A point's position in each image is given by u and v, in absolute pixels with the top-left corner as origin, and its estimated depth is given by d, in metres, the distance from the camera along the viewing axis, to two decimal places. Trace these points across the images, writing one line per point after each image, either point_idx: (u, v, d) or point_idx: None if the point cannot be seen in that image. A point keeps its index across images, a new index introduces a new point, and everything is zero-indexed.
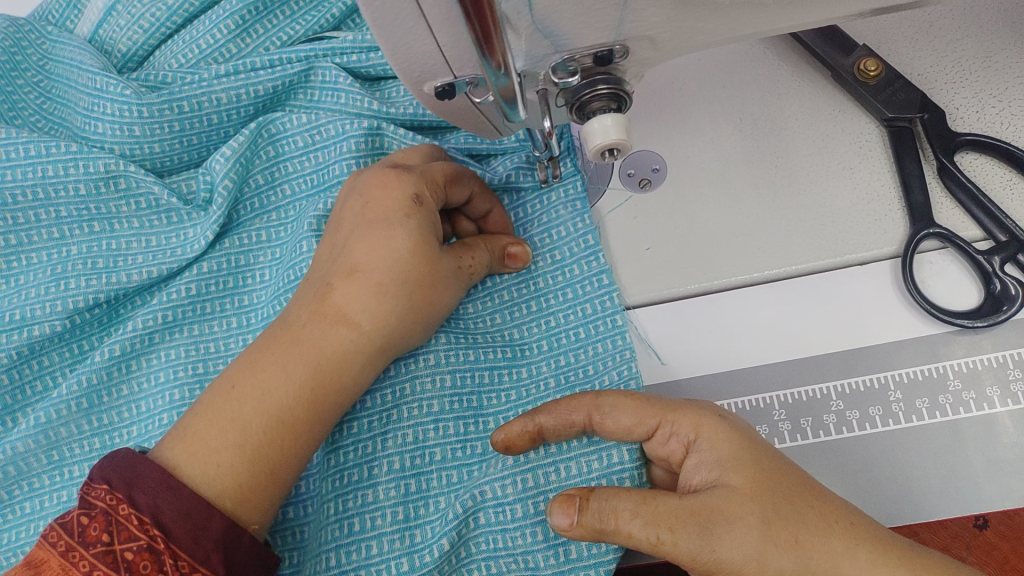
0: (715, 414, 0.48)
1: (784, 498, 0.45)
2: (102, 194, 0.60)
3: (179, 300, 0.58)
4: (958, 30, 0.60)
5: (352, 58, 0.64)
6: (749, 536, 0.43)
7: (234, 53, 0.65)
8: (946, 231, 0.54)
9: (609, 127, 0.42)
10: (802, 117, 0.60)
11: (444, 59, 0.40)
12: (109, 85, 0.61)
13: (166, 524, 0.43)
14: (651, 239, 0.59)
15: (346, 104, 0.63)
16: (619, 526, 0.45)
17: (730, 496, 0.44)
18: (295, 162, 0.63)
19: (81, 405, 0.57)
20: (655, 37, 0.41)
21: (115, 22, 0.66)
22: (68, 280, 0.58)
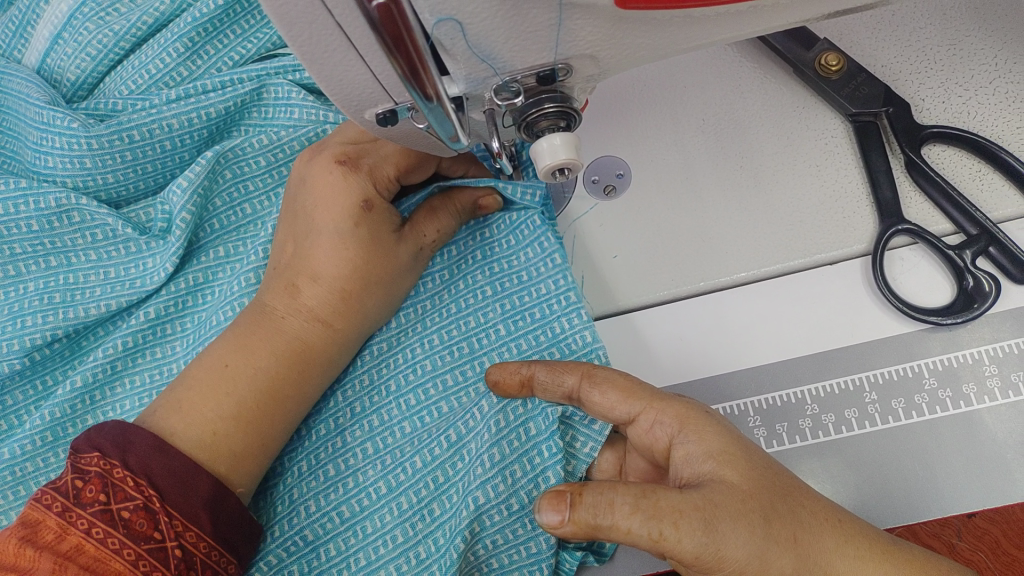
0: (700, 408, 0.47)
1: (781, 497, 0.43)
2: (56, 229, 0.60)
3: (140, 326, 0.58)
4: (920, 19, 0.59)
5: (305, 74, 0.64)
6: (750, 534, 0.41)
7: (185, 76, 0.64)
8: (915, 227, 0.53)
9: (558, 147, 0.41)
10: (765, 115, 0.59)
11: (382, 87, 0.39)
12: (56, 118, 0.59)
13: (157, 483, 0.46)
14: (618, 246, 0.58)
15: (301, 118, 0.62)
16: (616, 520, 0.42)
17: (730, 493, 0.42)
18: (258, 180, 0.62)
19: (48, 441, 0.56)
20: (597, 54, 0.40)
21: (62, 50, 0.65)
22: (25, 318, 0.58)
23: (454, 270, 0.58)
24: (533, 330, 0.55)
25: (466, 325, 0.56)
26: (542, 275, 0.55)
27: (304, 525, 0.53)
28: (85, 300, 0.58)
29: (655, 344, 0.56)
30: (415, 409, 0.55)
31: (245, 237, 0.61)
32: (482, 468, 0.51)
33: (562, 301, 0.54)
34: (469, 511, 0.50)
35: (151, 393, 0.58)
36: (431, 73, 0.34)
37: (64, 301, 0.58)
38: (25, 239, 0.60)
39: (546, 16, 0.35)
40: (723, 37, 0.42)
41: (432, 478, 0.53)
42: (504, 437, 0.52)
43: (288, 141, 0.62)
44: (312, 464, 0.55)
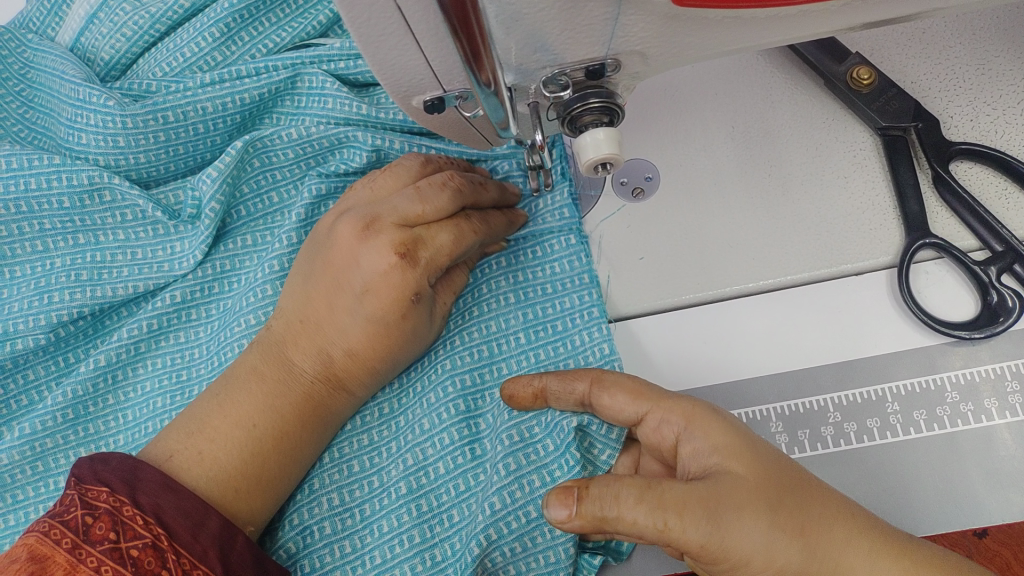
0: (707, 406, 0.47)
1: (788, 488, 0.43)
2: (86, 207, 0.60)
3: (165, 309, 0.58)
4: (951, 38, 0.60)
5: (339, 66, 0.63)
6: (756, 525, 0.42)
7: (219, 61, 0.64)
8: (942, 241, 0.54)
9: (601, 141, 0.41)
10: (795, 126, 0.60)
11: (433, 74, 0.40)
12: (91, 96, 0.60)
13: (167, 522, 0.45)
14: (645, 248, 0.59)
15: (334, 109, 0.61)
16: (622, 512, 0.42)
17: (737, 486, 0.43)
18: (285, 170, 0.62)
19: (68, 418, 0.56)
20: (645, 51, 0.40)
21: (97, 30, 0.65)
22: (51, 294, 0.58)
23: (482, 284, 0.58)
24: (553, 341, 0.56)
25: (488, 330, 0.57)
26: (567, 287, 0.57)
27: (322, 518, 0.53)
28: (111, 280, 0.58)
29: (678, 345, 0.56)
30: (435, 407, 0.55)
31: (271, 225, 0.62)
32: (499, 477, 0.52)
33: (586, 315, 0.56)
34: (484, 519, 0.51)
35: (171, 375, 0.58)
36: (492, 57, 0.37)
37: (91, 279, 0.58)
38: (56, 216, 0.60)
39: (601, 10, 0.36)
40: (767, 41, 0.42)
41: (452, 485, 0.53)
42: (521, 447, 0.53)
43: (318, 136, 0.60)
44: (334, 458, 0.55)
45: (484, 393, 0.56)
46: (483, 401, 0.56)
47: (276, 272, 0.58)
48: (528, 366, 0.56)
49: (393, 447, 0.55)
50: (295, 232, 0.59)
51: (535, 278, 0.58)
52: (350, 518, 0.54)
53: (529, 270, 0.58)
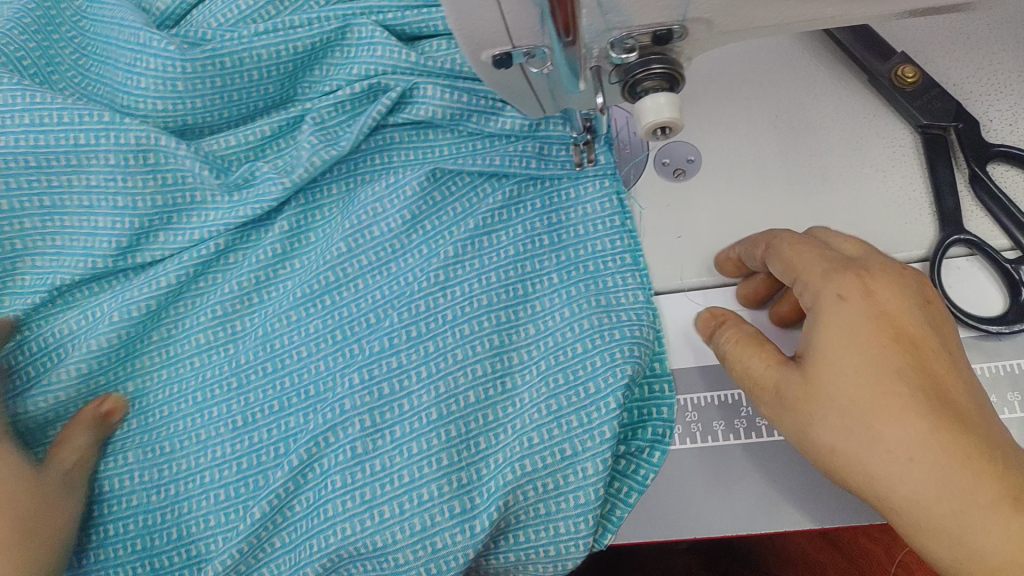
0: (860, 283, 0.43)
1: (914, 376, 0.41)
2: (132, 165, 0.60)
3: (210, 255, 0.60)
4: (995, 44, 0.61)
5: (388, 16, 0.64)
6: (906, 426, 0.39)
7: (274, 14, 0.66)
8: (974, 238, 0.55)
9: (663, 105, 0.43)
10: (837, 119, 0.62)
11: (506, 28, 0.41)
12: (152, 40, 0.61)
13: None
14: (683, 226, 0.61)
15: (382, 57, 0.62)
16: (848, 294, 0.43)
17: (837, 370, 0.42)
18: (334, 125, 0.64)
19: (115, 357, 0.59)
20: (712, 19, 0.42)
21: None
22: (101, 240, 0.59)
23: (520, 227, 0.60)
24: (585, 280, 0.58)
25: (524, 270, 0.59)
26: (599, 229, 0.60)
27: (355, 438, 0.55)
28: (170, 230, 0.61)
29: None
30: (468, 337, 0.56)
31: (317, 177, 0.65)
32: (539, 416, 0.54)
33: (617, 261, 0.58)
34: (526, 448, 0.53)
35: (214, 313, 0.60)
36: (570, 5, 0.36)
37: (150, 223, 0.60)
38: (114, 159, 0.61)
39: None
40: (826, 19, 0.44)
41: (481, 415, 0.55)
42: (561, 382, 0.55)
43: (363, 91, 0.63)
44: (360, 379, 0.56)
45: (518, 329, 0.58)
46: (516, 336, 0.57)
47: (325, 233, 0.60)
48: (563, 308, 0.57)
49: (423, 370, 0.56)
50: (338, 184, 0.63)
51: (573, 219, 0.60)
52: (377, 440, 0.55)
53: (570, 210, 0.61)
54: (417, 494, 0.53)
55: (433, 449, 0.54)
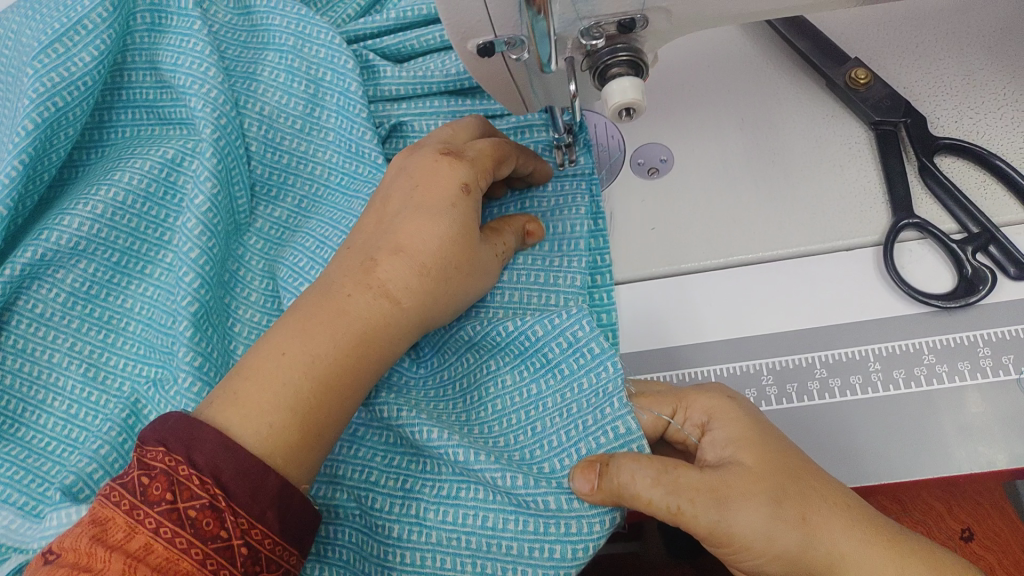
0: (725, 397, 0.53)
1: (794, 481, 0.49)
2: (99, 235, 0.64)
3: (86, 354, 0.63)
4: (941, 50, 0.66)
5: (383, 74, 0.70)
6: (761, 513, 0.47)
7: (254, 24, 0.71)
8: (922, 221, 0.59)
9: (628, 88, 0.48)
10: (798, 121, 0.66)
11: (488, 17, 0.46)
12: (190, 43, 0.66)
13: (224, 482, 0.46)
14: (655, 219, 0.65)
15: (354, 95, 0.68)
16: (640, 492, 0.49)
17: (743, 473, 0.49)
18: (309, 160, 0.68)
19: (83, 357, 0.63)
20: (670, 8, 0.46)
21: (183, 26, 0.67)
22: (75, 339, 0.63)
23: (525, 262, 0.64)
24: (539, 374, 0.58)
25: (515, 298, 0.62)
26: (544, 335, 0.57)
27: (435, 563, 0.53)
28: (130, 290, 0.65)
29: (696, 306, 0.62)
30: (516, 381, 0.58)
31: (310, 210, 0.68)
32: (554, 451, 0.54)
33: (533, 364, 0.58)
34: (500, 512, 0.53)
35: (83, 364, 0.63)
36: None
37: (126, 267, 0.65)
38: (117, 156, 0.67)
39: None
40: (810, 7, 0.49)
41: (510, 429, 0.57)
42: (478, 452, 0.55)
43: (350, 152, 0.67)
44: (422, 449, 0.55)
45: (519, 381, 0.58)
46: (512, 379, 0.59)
47: (296, 128, 0.69)
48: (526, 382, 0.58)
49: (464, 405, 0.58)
50: (322, 226, 0.66)
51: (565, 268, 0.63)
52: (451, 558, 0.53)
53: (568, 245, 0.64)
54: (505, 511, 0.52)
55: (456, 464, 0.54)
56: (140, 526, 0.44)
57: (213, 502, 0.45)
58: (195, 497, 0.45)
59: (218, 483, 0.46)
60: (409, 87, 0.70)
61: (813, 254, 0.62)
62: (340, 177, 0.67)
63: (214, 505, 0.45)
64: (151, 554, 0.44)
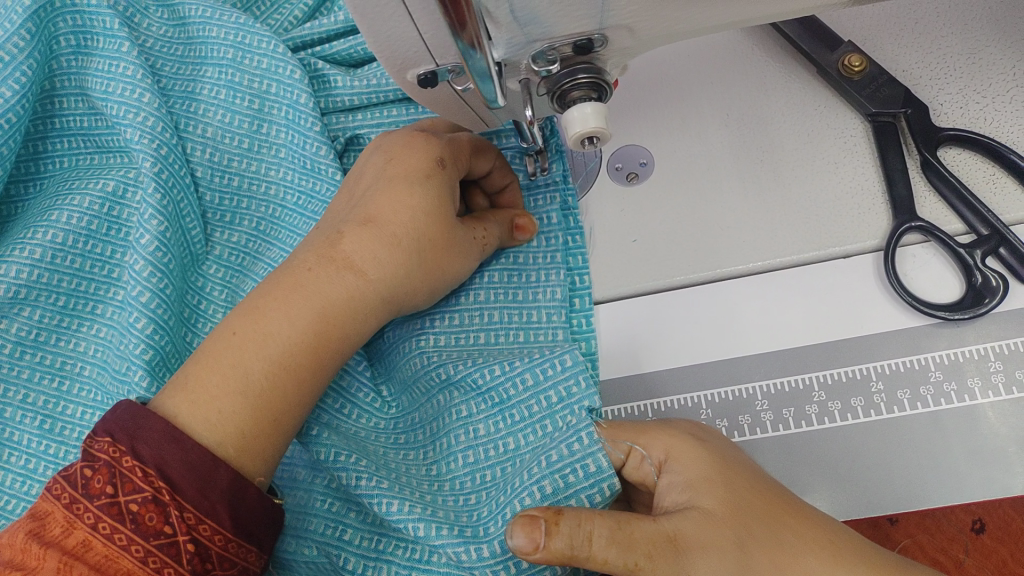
0: (688, 436, 0.48)
1: (758, 522, 0.44)
2: (43, 281, 0.61)
3: (38, 406, 0.59)
4: (942, 27, 0.61)
5: (336, 83, 0.65)
6: (724, 564, 0.42)
7: (191, 35, 0.66)
8: (927, 224, 0.55)
9: (589, 115, 0.43)
10: (787, 113, 0.61)
11: (426, 48, 0.41)
12: (121, 66, 0.62)
13: (170, 477, 0.43)
14: (637, 230, 0.60)
15: (303, 108, 0.63)
16: (594, 553, 0.42)
17: (703, 518, 0.44)
18: (260, 182, 0.64)
19: (37, 408, 0.59)
20: (633, 26, 0.41)
21: (112, 47, 0.62)
22: (28, 391, 0.59)
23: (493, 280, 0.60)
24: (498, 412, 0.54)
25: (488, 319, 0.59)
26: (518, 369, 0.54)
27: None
28: (81, 332, 0.61)
29: (682, 325, 0.57)
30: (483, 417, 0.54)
31: (266, 235, 0.63)
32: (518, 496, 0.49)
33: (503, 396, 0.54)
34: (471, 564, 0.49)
35: (37, 417, 0.59)
36: (475, 23, 0.35)
37: (74, 309, 0.61)
38: (56, 191, 0.63)
39: None
40: (793, 9, 0.43)
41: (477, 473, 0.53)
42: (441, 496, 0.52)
43: (306, 172, 0.62)
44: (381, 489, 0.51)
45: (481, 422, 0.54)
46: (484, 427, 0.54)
47: (243, 147, 0.64)
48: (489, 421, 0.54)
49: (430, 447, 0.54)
50: (280, 255, 0.62)
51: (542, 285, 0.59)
52: None
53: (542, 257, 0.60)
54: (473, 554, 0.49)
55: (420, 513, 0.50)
56: (78, 520, 0.42)
57: (156, 496, 0.42)
58: (138, 490, 0.42)
59: (163, 474, 0.43)
60: (363, 96, 0.64)
61: (810, 262, 0.57)
62: (294, 198, 0.63)
63: (158, 499, 0.42)
64: (91, 551, 0.42)
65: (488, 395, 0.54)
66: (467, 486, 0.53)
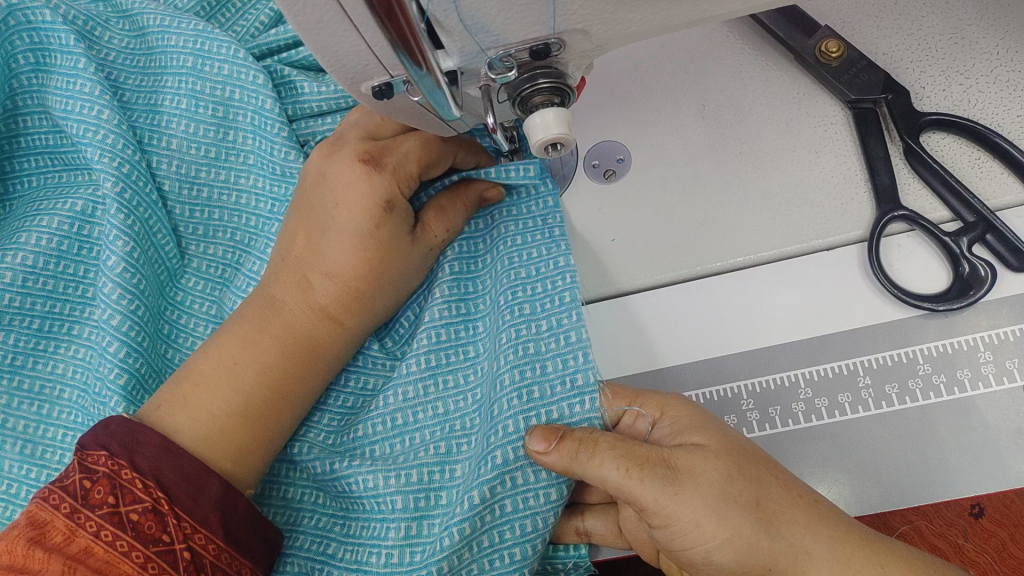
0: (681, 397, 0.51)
1: (750, 464, 0.46)
2: (15, 306, 0.59)
3: (18, 431, 0.58)
4: (922, 7, 0.59)
5: (303, 90, 0.63)
6: (711, 491, 0.44)
7: (150, 45, 0.65)
8: (911, 213, 0.53)
9: (551, 121, 0.41)
10: (765, 102, 0.59)
11: (377, 60, 0.40)
12: (79, 83, 0.60)
13: (166, 485, 0.45)
14: (615, 229, 0.59)
15: (269, 114, 0.61)
16: (594, 455, 0.46)
17: (700, 453, 0.46)
18: (229, 190, 0.63)
19: (17, 433, 0.58)
20: (589, 29, 0.40)
21: (69, 63, 0.61)
22: (7, 417, 0.58)
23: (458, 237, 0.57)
24: (465, 367, 0.54)
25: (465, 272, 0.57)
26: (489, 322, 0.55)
27: (394, 546, 0.51)
28: (59, 354, 0.60)
29: (664, 326, 0.56)
30: (458, 381, 0.54)
31: (239, 244, 0.62)
32: (499, 438, 0.50)
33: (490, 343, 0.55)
34: (466, 507, 0.49)
35: (19, 442, 0.58)
36: (421, 39, 0.34)
37: (50, 331, 0.61)
38: (23, 212, 0.62)
39: None
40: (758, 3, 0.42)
41: (450, 426, 0.53)
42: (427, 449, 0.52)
43: (275, 176, 0.61)
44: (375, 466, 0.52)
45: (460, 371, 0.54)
46: (462, 378, 0.54)
47: (210, 156, 0.63)
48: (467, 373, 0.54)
49: (397, 417, 0.53)
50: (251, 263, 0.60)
51: (524, 216, 0.56)
52: (412, 553, 0.51)
53: (519, 205, 0.56)
54: (468, 499, 0.49)
55: (397, 485, 0.51)
56: (80, 530, 0.43)
57: (154, 505, 0.44)
58: (138, 500, 0.44)
59: (160, 483, 0.45)
60: (331, 102, 0.63)
61: (794, 255, 0.56)
62: (263, 206, 0.62)
63: (157, 508, 0.44)
64: (91, 557, 0.42)
65: (456, 348, 0.55)
66: (434, 434, 0.53)
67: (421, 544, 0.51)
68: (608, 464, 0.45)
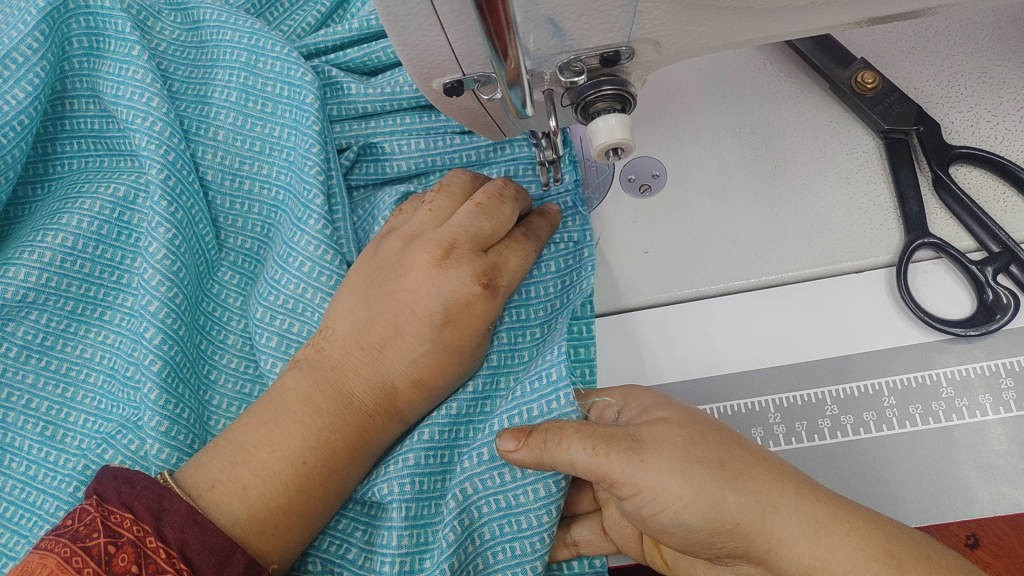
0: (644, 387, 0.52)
1: (712, 432, 0.46)
2: (50, 286, 0.60)
3: (42, 411, 0.58)
4: (953, 47, 0.62)
5: (350, 90, 0.65)
6: (678, 455, 0.44)
7: (203, 39, 0.66)
8: (939, 240, 0.55)
9: (613, 126, 0.43)
10: (800, 128, 0.62)
11: (455, 57, 0.41)
12: (130, 70, 0.61)
13: (191, 558, 0.43)
14: (648, 241, 0.60)
15: (309, 109, 0.61)
16: (562, 441, 0.45)
17: (664, 428, 0.46)
18: (270, 184, 0.63)
19: (40, 414, 0.58)
20: (659, 39, 0.42)
21: (123, 50, 0.62)
22: (34, 395, 0.59)
23: None
24: (494, 373, 0.55)
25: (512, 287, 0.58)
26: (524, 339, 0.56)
27: (405, 551, 0.50)
28: (87, 337, 0.61)
29: (693, 338, 0.57)
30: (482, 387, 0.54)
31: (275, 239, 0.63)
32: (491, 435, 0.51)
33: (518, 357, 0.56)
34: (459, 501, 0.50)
35: (40, 423, 0.58)
36: (512, 35, 0.35)
37: (82, 314, 0.61)
38: (64, 194, 0.63)
39: None
40: (817, 26, 0.44)
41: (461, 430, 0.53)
42: (439, 452, 0.52)
43: None
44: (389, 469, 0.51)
45: (502, 378, 0.55)
46: (501, 385, 0.55)
47: (254, 149, 0.64)
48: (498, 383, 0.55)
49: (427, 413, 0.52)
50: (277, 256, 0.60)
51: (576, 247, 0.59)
52: (421, 559, 0.50)
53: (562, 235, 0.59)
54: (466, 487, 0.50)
55: (410, 492, 0.50)
56: None
57: None
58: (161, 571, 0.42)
59: (185, 556, 0.43)
60: (377, 104, 0.64)
61: (824, 277, 0.57)
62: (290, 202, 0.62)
63: None
64: None
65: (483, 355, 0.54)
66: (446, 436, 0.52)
67: (426, 547, 0.51)
68: (574, 448, 0.45)
